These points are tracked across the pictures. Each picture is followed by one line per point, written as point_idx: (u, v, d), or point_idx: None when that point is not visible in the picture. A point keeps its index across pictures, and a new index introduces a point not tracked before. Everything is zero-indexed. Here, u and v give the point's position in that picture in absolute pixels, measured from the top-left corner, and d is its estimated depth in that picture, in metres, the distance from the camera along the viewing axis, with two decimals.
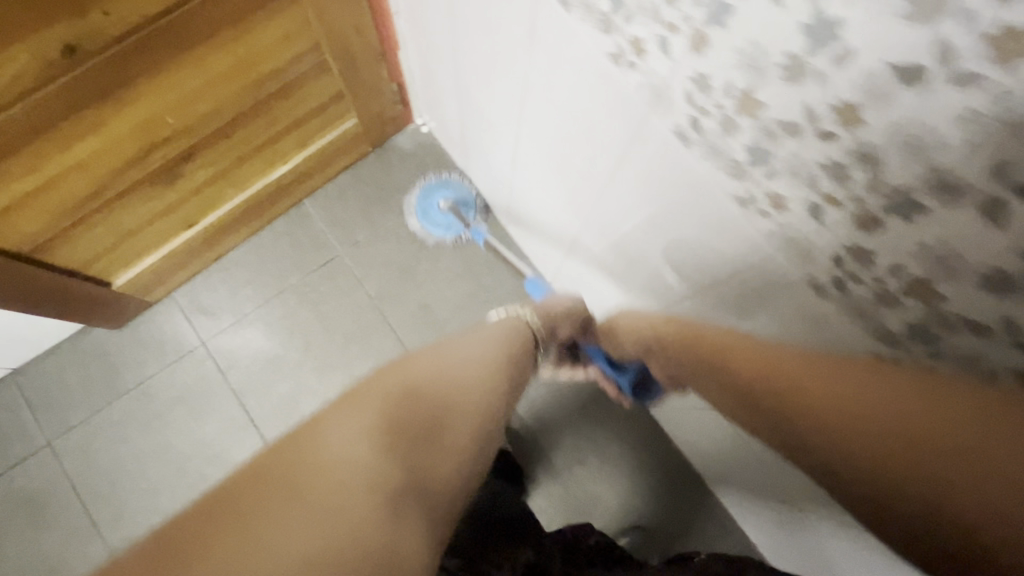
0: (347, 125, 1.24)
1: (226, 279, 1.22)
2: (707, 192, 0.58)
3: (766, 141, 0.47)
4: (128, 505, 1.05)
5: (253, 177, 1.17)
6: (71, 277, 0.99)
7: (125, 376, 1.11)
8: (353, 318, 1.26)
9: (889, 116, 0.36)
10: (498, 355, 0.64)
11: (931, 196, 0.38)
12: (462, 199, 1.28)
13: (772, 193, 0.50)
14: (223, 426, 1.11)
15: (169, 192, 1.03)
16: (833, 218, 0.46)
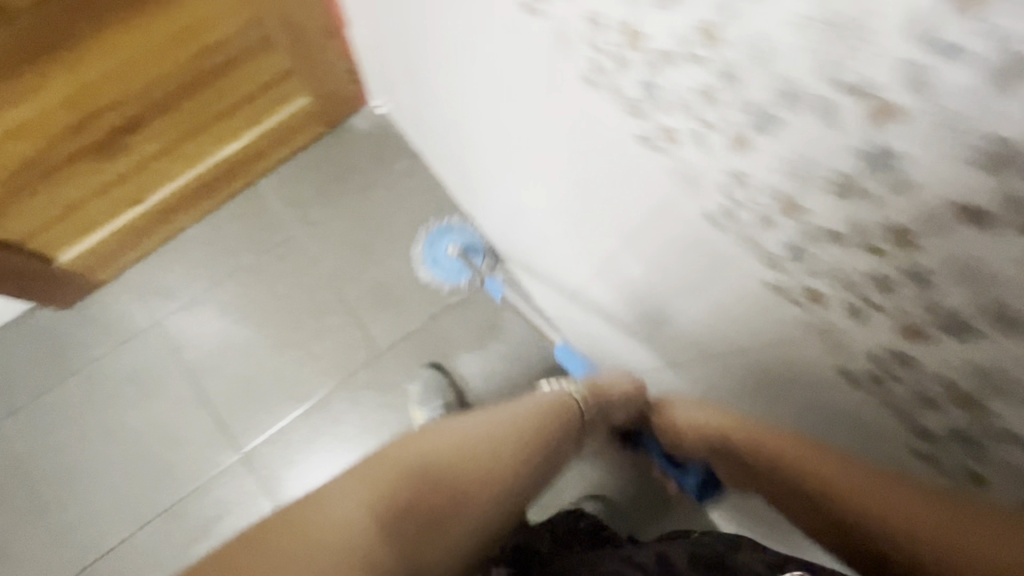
0: (299, 102, 1.14)
1: (178, 260, 1.18)
2: (614, 139, 0.53)
3: (653, 75, 0.43)
4: (81, 481, 1.08)
5: (200, 156, 1.07)
6: (27, 256, 0.98)
7: (73, 356, 1.13)
8: (308, 299, 1.19)
9: (745, 33, 0.33)
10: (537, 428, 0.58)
11: (785, 108, 0.35)
12: (470, 243, 1.18)
13: (665, 127, 0.45)
14: (174, 404, 1.12)
15: (109, 162, 0.96)
16: (716, 146, 0.42)
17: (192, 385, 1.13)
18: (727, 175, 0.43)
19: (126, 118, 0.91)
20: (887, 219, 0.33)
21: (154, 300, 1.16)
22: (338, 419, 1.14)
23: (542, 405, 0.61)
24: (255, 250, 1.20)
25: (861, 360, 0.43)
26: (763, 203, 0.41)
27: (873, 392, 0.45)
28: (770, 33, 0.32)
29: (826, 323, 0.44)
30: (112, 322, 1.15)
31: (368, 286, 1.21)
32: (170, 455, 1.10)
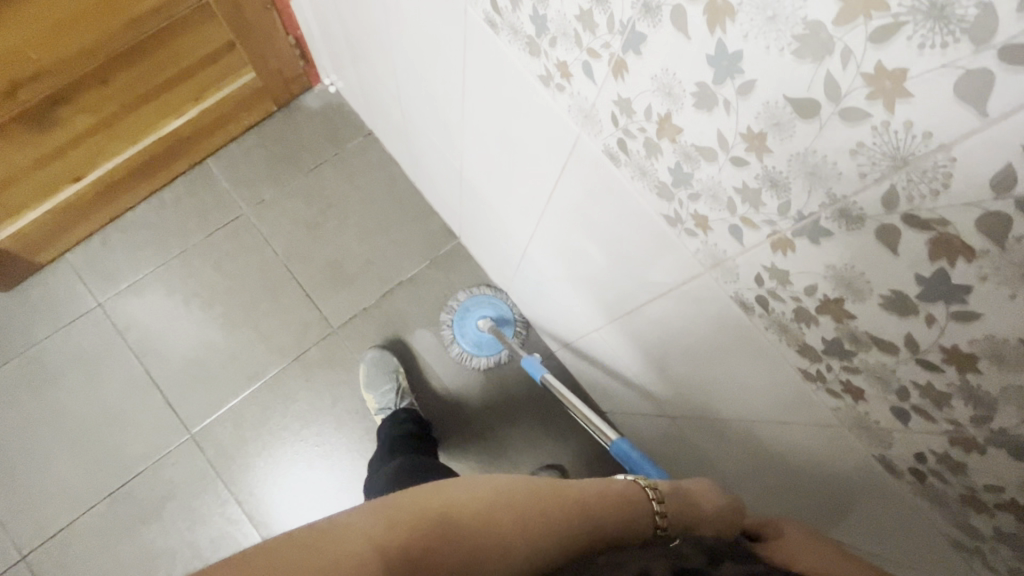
0: (245, 78, 1.14)
1: (125, 240, 1.17)
2: (522, 82, 0.54)
3: (540, 6, 0.44)
4: (25, 464, 1.06)
5: (142, 130, 1.06)
6: None
7: (16, 338, 1.11)
8: (259, 278, 1.18)
9: None
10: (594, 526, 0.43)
11: (642, 22, 0.36)
12: (501, 316, 1.15)
13: (560, 62, 0.47)
14: (123, 384, 1.11)
15: (45, 138, 0.93)
16: (601, 74, 0.43)
17: (141, 366, 1.12)
18: (615, 104, 0.44)
19: (55, 92, 0.88)
20: (740, 128, 0.35)
21: (99, 282, 1.14)
22: (291, 397, 1.13)
23: (610, 496, 0.46)
24: (205, 229, 1.19)
25: (750, 285, 0.45)
26: (646, 128, 0.43)
27: (763, 317, 0.47)
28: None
29: (716, 250, 0.46)
30: (55, 305, 1.12)
31: (320, 264, 1.20)
32: (117, 437, 1.08)
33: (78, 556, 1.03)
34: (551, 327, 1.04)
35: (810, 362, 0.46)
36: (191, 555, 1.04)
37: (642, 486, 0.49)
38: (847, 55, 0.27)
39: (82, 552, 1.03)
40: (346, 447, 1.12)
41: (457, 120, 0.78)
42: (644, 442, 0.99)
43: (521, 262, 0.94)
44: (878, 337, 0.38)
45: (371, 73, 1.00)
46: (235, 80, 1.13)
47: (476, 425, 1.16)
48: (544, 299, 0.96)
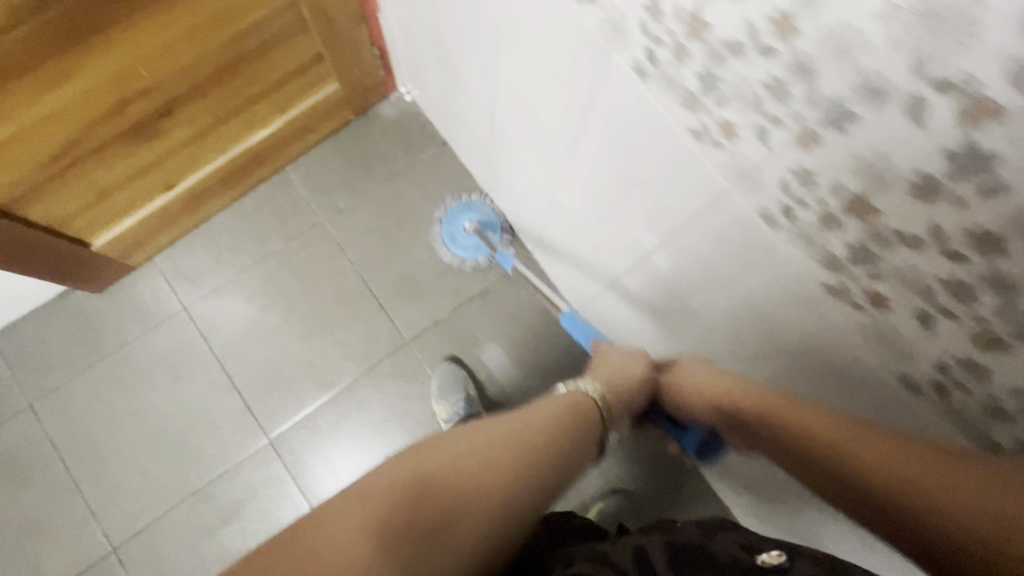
0: (328, 88, 1.13)
1: (208, 244, 1.19)
2: (664, 131, 0.51)
3: (714, 66, 0.41)
4: (112, 460, 1.10)
5: (230, 141, 1.08)
6: (71, 242, 1.00)
7: (107, 338, 1.15)
8: (334, 285, 1.19)
9: (821, 23, 0.32)
10: (532, 440, 0.56)
11: (860, 103, 0.33)
12: (488, 221, 1.18)
13: (723, 121, 0.44)
14: (204, 387, 1.14)
15: (144, 149, 0.95)
16: (779, 141, 0.40)
17: (221, 369, 1.15)
18: (791, 172, 0.41)
19: (158, 105, 0.89)
20: (967, 225, 0.32)
21: (184, 285, 1.17)
22: (364, 407, 1.14)
23: (555, 411, 0.60)
24: (283, 236, 1.21)
25: (927, 371, 0.42)
26: (827, 201, 0.40)
27: (931, 403, 0.44)
28: (854, 23, 0.30)
29: (889, 330, 0.43)
30: (142, 307, 1.16)
31: (394, 274, 1.21)
32: (199, 438, 1.12)
33: (163, 551, 1.07)
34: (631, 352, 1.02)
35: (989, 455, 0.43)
36: None
37: (586, 391, 0.64)
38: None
39: (166, 547, 1.07)
40: None
41: (560, 150, 0.76)
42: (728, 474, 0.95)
43: (607, 292, 0.93)
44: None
45: (459, 90, 0.98)
46: (317, 89, 1.13)
47: None
48: (629, 330, 0.94)
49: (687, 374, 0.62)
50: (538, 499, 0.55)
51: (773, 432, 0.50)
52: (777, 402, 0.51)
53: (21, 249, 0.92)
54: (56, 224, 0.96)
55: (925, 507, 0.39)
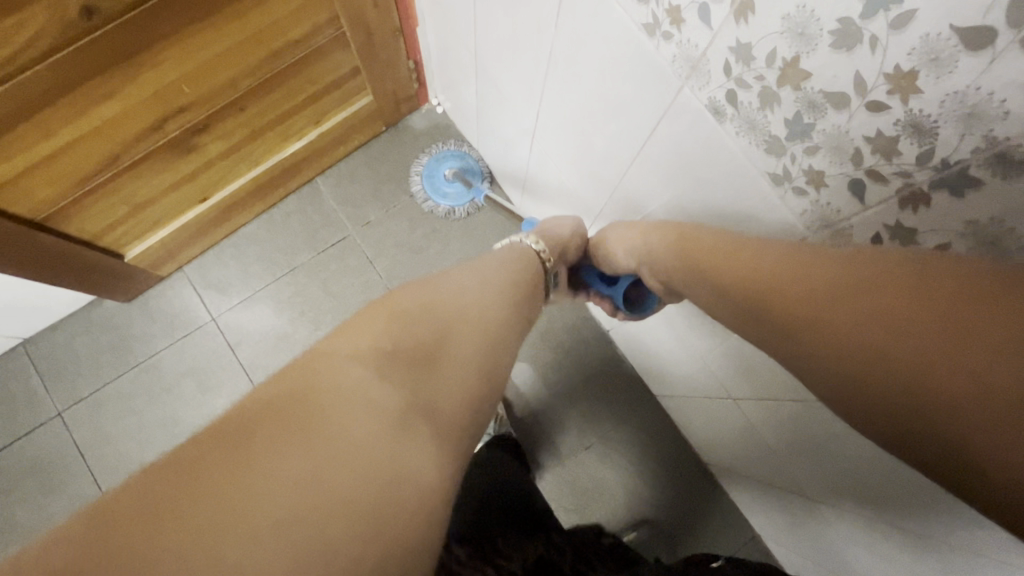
0: (362, 101, 1.12)
1: (237, 255, 1.18)
2: (737, 173, 0.53)
3: (810, 115, 0.44)
4: (139, 471, 1.10)
5: (266, 153, 1.07)
6: (102, 254, 0.99)
7: (135, 348, 1.14)
8: (364, 298, 1.18)
9: (945, 88, 0.35)
10: (511, 277, 0.68)
11: (983, 169, 0.36)
12: (469, 168, 1.19)
13: (812, 171, 0.46)
14: (231, 399, 1.13)
15: (185, 161, 0.94)
16: (875, 196, 0.44)
17: (249, 382, 1.14)
18: (888, 228, 0.44)
19: (201, 118, 0.89)
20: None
21: (212, 295, 1.17)
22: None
23: (517, 253, 0.74)
24: (312, 247, 1.20)
25: None
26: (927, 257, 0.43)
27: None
28: (985, 89, 0.33)
29: None
30: (171, 316, 1.16)
31: None
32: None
33: None
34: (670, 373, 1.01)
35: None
36: None
37: (535, 249, 0.76)
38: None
39: None
40: None
41: (607, 176, 0.75)
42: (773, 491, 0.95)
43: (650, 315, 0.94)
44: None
45: (499, 107, 0.97)
46: (352, 103, 1.11)
47: (567, 455, 1.17)
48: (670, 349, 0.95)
49: (614, 238, 0.71)
50: (514, 336, 0.62)
51: (697, 268, 0.55)
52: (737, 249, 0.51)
53: (54, 258, 0.91)
54: (89, 236, 0.95)
55: (827, 321, 0.42)
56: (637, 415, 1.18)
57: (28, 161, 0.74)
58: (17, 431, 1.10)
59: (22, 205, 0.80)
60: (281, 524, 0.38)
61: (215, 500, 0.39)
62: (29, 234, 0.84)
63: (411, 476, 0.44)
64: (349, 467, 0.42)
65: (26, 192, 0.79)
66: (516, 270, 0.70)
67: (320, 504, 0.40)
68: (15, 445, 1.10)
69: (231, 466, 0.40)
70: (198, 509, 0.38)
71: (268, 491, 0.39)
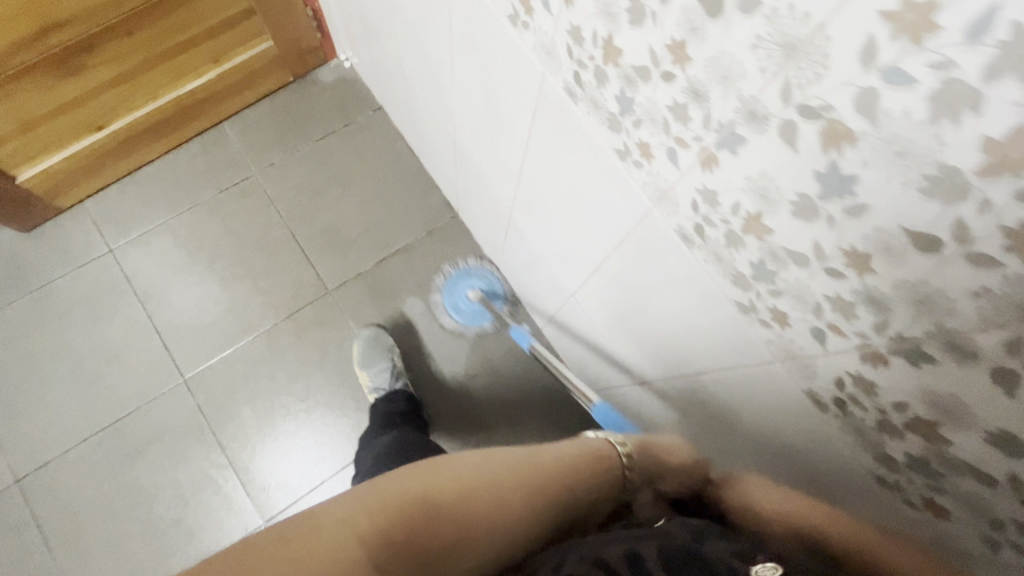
0: (260, 46, 1.05)
1: (139, 193, 1.11)
2: (593, 151, 0.46)
3: (628, 90, 0.36)
4: (22, 403, 0.99)
5: (162, 87, 1.00)
6: (5, 177, 0.95)
7: (31, 277, 1.06)
8: (261, 239, 1.09)
9: (708, 51, 0.28)
10: (567, 487, 0.38)
11: (746, 127, 0.29)
12: (491, 288, 1.05)
13: (640, 142, 0.39)
14: (124, 329, 1.04)
15: (68, 84, 0.87)
16: (687, 163, 0.36)
17: (146, 313, 1.05)
18: (697, 195, 0.37)
19: (84, 37, 0.82)
20: (845, 246, 0.28)
21: (111, 228, 1.09)
22: (277, 359, 1.03)
23: (584, 463, 0.40)
24: (213, 185, 1.11)
25: (828, 389, 0.38)
26: (730, 221, 0.35)
27: (838, 419, 0.39)
28: (733, 54, 0.27)
29: (792, 346, 0.38)
30: (69, 247, 1.08)
31: (321, 228, 1.10)
32: (112, 377, 1.01)
33: (73, 501, 0.95)
34: (571, 355, 0.94)
35: (891, 472, 0.38)
36: (169, 524, 0.95)
37: (612, 445, 0.42)
38: (985, 205, 0.22)
39: (61, 501, 0.95)
40: (345, 431, 1.00)
41: (510, 170, 0.68)
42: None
43: (559, 314, 0.85)
44: (977, 466, 0.31)
45: (402, 80, 0.91)
46: (249, 48, 1.04)
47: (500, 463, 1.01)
48: (568, 331, 0.87)
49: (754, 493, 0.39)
50: None
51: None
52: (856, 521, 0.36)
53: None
54: None
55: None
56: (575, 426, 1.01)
57: None
58: None
59: None
60: None
61: None
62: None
63: None
64: None
65: None
66: (571, 479, 0.38)
67: None
68: None
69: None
70: None
71: None
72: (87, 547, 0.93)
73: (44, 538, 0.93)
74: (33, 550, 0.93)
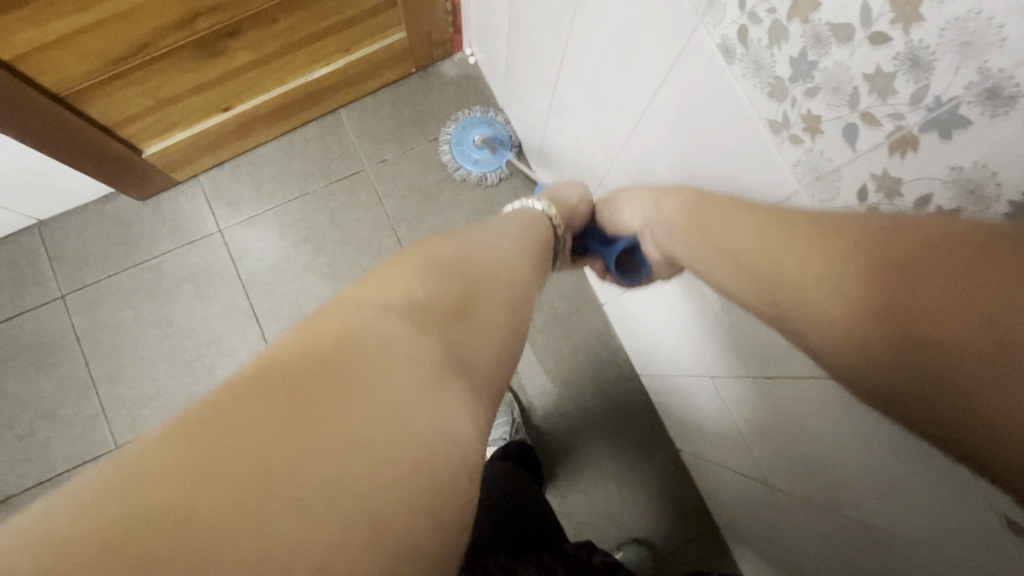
0: (394, 37, 1.11)
1: (253, 172, 1.20)
2: (737, 122, 0.48)
3: (814, 51, 0.39)
4: (127, 370, 1.13)
5: (292, 73, 1.07)
6: (125, 148, 1.02)
7: (144, 246, 1.17)
8: (367, 234, 1.19)
9: (949, 11, 0.30)
10: (529, 249, 0.65)
11: (977, 107, 0.31)
12: (498, 136, 1.18)
13: (809, 115, 0.41)
14: (226, 310, 1.16)
15: (210, 65, 0.95)
16: (868, 143, 0.38)
17: (245, 296, 1.17)
18: (872, 178, 0.39)
19: (228, 23, 0.88)
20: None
21: (223, 208, 1.19)
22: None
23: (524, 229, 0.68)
24: (326, 176, 1.21)
25: None
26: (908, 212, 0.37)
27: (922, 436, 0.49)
28: (994, 20, 0.28)
29: None
30: (179, 222, 1.18)
31: (425, 233, 1.19)
32: (212, 357, 1.14)
33: None
34: (667, 350, 0.99)
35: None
36: None
37: (545, 215, 0.73)
38: None
39: None
40: None
41: (628, 133, 0.71)
42: (748, 498, 0.95)
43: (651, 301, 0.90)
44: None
45: (528, 57, 0.93)
46: (385, 38, 1.11)
47: (584, 481, 1.18)
48: (671, 334, 0.94)
49: (626, 207, 0.66)
50: (523, 305, 0.57)
51: (701, 231, 0.50)
52: (751, 224, 0.44)
53: (49, 130, 0.90)
54: (112, 124, 0.97)
55: (791, 284, 0.39)
56: (642, 452, 1.19)
57: (60, 33, 0.75)
58: (17, 307, 1.14)
59: (58, 74, 0.82)
60: (336, 457, 0.33)
61: (252, 434, 0.32)
62: (37, 98, 0.83)
63: (451, 442, 0.38)
64: (375, 407, 0.36)
65: (59, 66, 0.81)
66: (524, 243, 0.65)
67: (359, 437, 0.34)
68: (14, 319, 1.14)
69: (263, 452, 0.31)
70: (262, 426, 0.33)
71: (320, 430, 0.33)
72: None
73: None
74: None
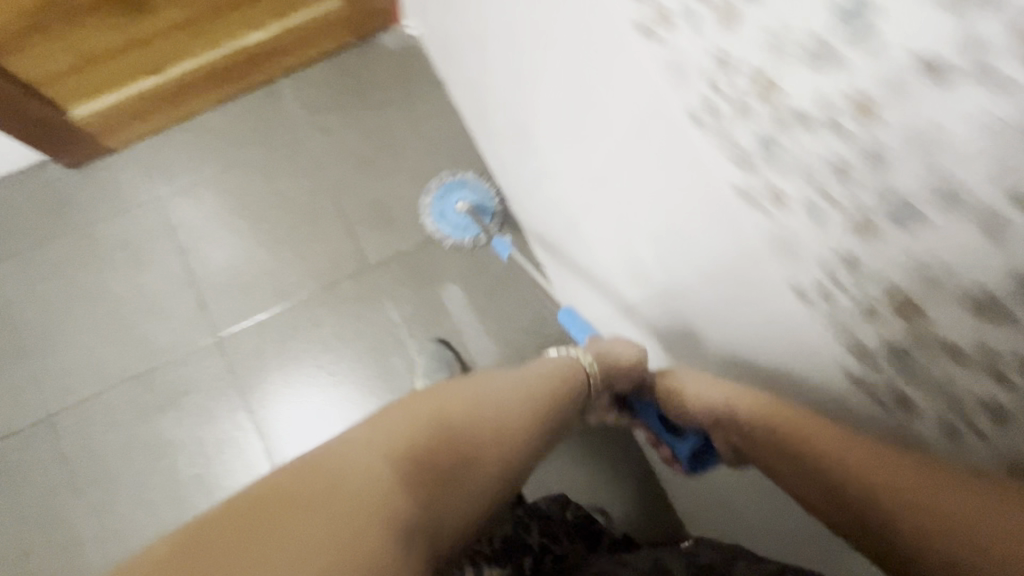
0: (328, 6, 1.14)
1: (191, 142, 1.20)
2: (610, 32, 0.50)
3: None
4: (58, 339, 1.11)
5: (224, 37, 1.09)
6: (50, 110, 1.02)
7: (77, 215, 1.16)
8: (309, 200, 1.19)
9: None
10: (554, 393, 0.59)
11: None
12: (482, 204, 1.14)
13: (659, 8, 0.42)
14: (163, 277, 1.15)
15: (133, 23, 0.97)
16: (704, 22, 0.39)
17: (182, 264, 1.15)
18: (712, 58, 0.40)
19: None
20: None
21: (159, 177, 1.18)
22: (313, 322, 1.14)
23: (554, 376, 0.60)
24: (266, 145, 1.21)
25: (818, 273, 0.41)
26: (743, 87, 0.38)
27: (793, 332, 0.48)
28: None
29: (787, 231, 0.42)
30: (112, 191, 1.17)
31: (367, 200, 1.20)
32: (147, 326, 1.13)
33: (96, 427, 1.08)
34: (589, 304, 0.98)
35: (867, 368, 0.41)
36: (195, 450, 1.08)
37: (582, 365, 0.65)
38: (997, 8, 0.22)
39: (99, 425, 1.08)
40: (356, 382, 1.12)
41: (535, 78, 0.71)
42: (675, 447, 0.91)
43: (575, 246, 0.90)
44: (948, 340, 0.33)
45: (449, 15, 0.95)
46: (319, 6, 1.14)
47: None
48: (591, 285, 0.93)
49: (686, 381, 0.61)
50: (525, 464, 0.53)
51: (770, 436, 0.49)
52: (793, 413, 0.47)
53: None
54: (36, 81, 0.98)
55: (866, 503, 0.42)
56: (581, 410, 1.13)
57: None
58: None
59: None
60: None
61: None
62: None
63: None
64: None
65: None
66: (554, 396, 0.58)
67: None
68: None
69: None
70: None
71: None
72: (104, 473, 1.06)
73: (72, 470, 1.06)
74: (67, 457, 1.07)
